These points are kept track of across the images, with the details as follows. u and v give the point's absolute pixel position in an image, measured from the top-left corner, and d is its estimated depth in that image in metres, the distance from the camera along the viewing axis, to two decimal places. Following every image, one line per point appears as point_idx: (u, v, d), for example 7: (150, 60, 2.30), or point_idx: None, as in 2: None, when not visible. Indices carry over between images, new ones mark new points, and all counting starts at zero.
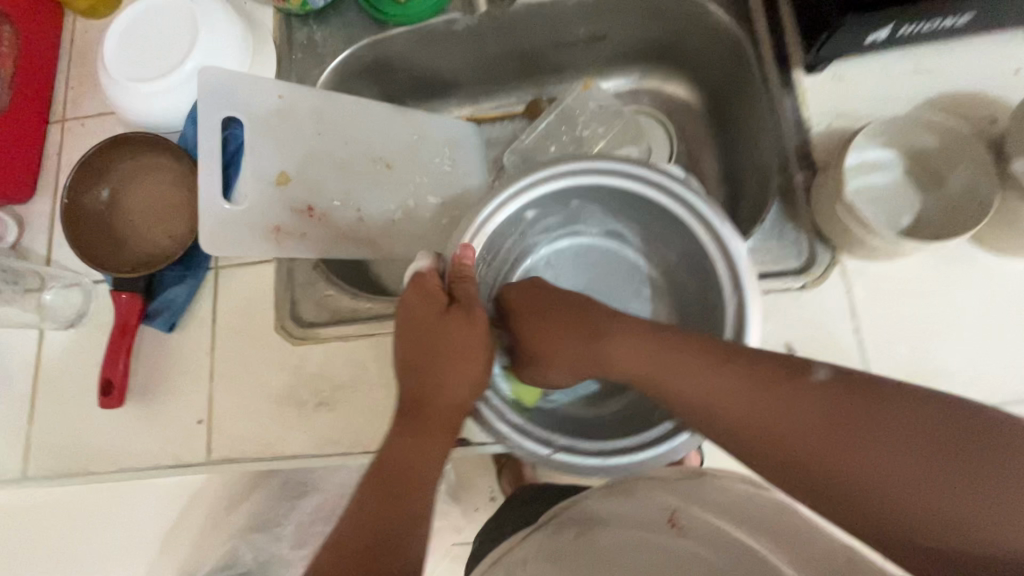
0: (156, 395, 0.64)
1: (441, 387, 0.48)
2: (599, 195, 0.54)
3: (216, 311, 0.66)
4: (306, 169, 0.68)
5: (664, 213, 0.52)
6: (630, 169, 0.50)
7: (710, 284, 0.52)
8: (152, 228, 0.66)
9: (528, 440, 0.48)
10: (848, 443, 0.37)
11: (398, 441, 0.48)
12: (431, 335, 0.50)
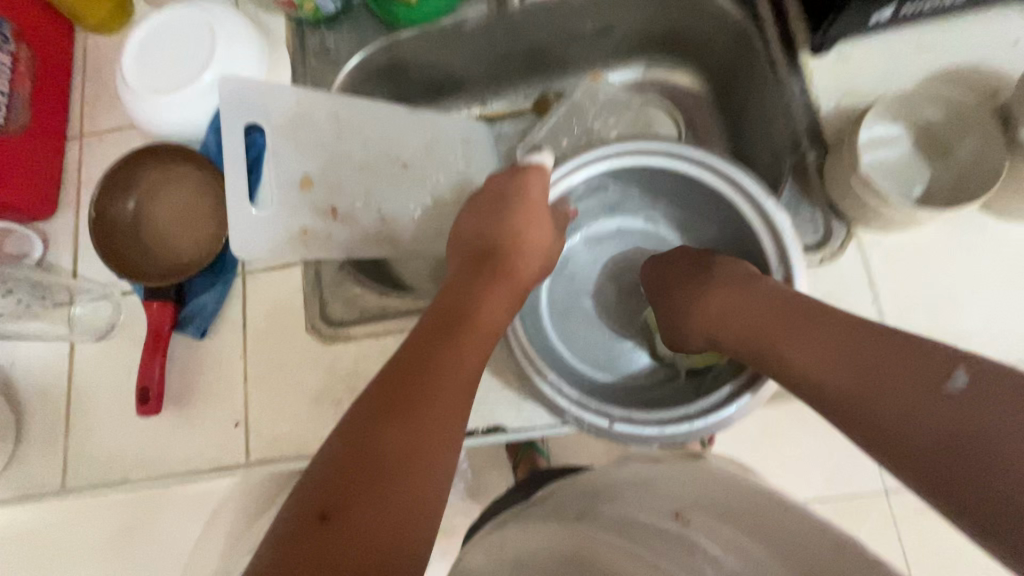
0: (192, 400, 0.65)
1: (457, 335, 0.45)
2: (640, 178, 0.58)
3: (247, 316, 0.67)
4: (327, 171, 0.69)
5: (705, 190, 0.55)
6: (670, 151, 0.54)
7: (753, 254, 0.55)
8: (179, 236, 0.67)
9: (586, 412, 0.50)
10: (873, 392, 0.41)
11: (420, 350, 0.44)
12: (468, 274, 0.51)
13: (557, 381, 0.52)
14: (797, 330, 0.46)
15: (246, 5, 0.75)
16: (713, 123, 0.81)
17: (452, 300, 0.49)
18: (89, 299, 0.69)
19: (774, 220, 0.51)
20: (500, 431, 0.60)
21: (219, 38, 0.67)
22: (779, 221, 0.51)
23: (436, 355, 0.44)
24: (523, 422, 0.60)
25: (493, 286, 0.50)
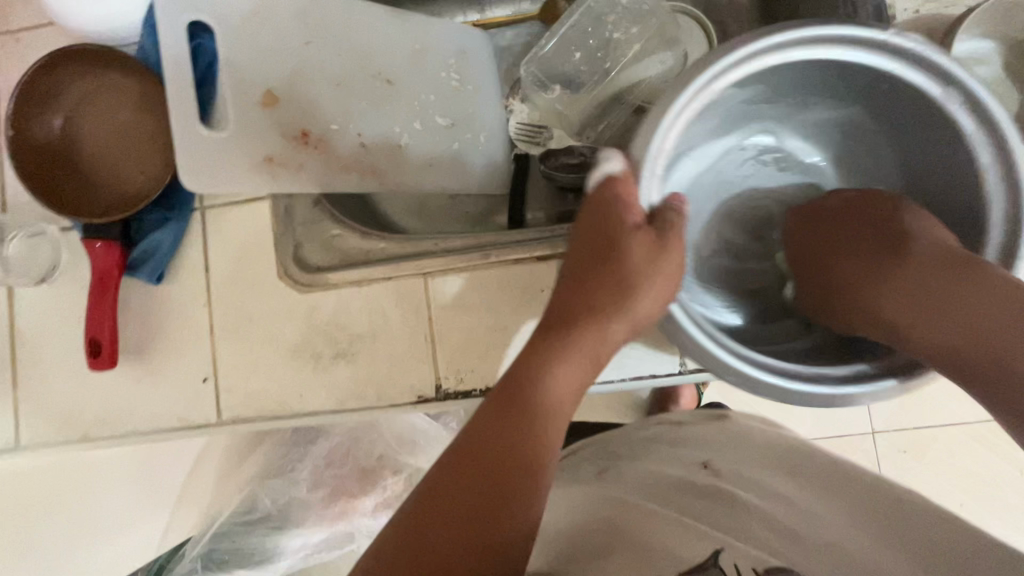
0: (153, 352, 0.58)
1: (532, 396, 0.38)
2: (762, 75, 0.44)
3: (208, 258, 0.58)
4: (294, 86, 0.57)
5: (903, 89, 0.42)
6: (837, 34, 0.39)
7: (952, 166, 0.43)
8: (117, 163, 0.57)
9: (792, 382, 0.39)
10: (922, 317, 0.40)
11: (486, 424, 0.37)
12: (568, 308, 0.41)
13: (739, 348, 0.39)
14: (903, 271, 0.42)
15: None
16: (750, 38, 0.69)
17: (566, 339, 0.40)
18: (22, 237, 0.59)
19: (999, 117, 0.39)
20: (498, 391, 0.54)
21: None
22: (1012, 130, 0.39)
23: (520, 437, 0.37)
24: None
25: (575, 349, 0.40)
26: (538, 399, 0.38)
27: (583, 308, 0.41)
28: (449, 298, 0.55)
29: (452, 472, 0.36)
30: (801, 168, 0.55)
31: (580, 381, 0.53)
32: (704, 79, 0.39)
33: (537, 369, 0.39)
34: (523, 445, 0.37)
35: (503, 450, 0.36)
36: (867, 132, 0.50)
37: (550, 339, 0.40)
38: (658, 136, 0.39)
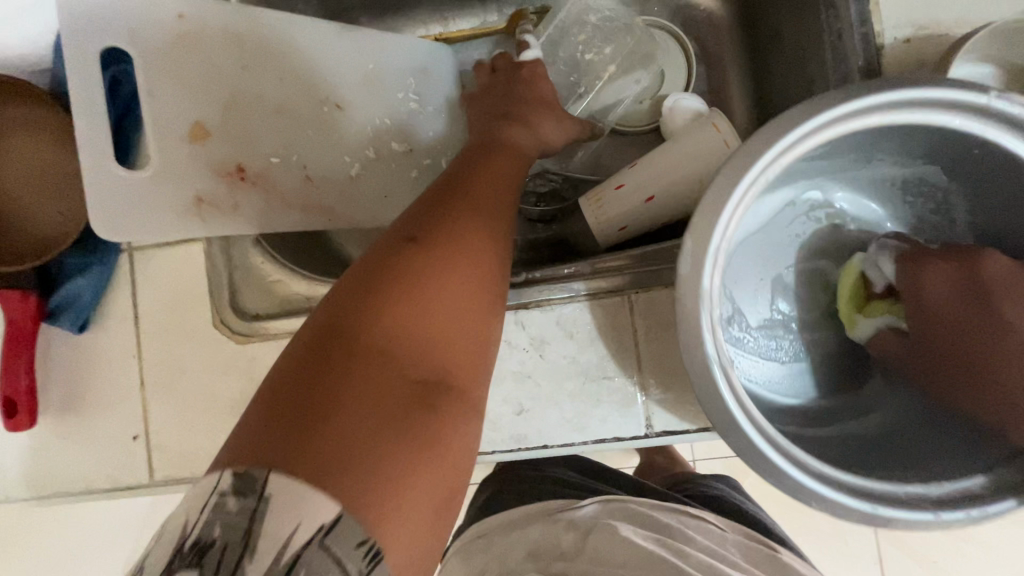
0: (78, 408, 0.53)
1: (413, 286, 0.33)
2: (831, 145, 0.39)
3: (136, 305, 0.53)
4: (229, 114, 0.52)
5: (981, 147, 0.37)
6: (909, 100, 0.35)
7: None
8: (28, 205, 0.52)
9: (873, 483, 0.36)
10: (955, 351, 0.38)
11: (296, 375, 0.29)
12: (403, 249, 0.34)
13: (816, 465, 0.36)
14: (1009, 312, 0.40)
15: None
16: (734, 57, 0.64)
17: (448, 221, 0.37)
18: None
19: None
20: None
21: None
22: None
23: (408, 309, 0.32)
24: (481, 445, 0.49)
25: (406, 290, 0.32)
26: (371, 321, 0.31)
27: (414, 247, 0.34)
28: None
29: (251, 434, 0.28)
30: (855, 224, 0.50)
31: (539, 443, 0.49)
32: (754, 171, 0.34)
33: (365, 310, 0.31)
34: (352, 394, 0.29)
35: (392, 317, 0.32)
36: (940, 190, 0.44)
37: (382, 290, 0.32)
38: (714, 238, 0.34)
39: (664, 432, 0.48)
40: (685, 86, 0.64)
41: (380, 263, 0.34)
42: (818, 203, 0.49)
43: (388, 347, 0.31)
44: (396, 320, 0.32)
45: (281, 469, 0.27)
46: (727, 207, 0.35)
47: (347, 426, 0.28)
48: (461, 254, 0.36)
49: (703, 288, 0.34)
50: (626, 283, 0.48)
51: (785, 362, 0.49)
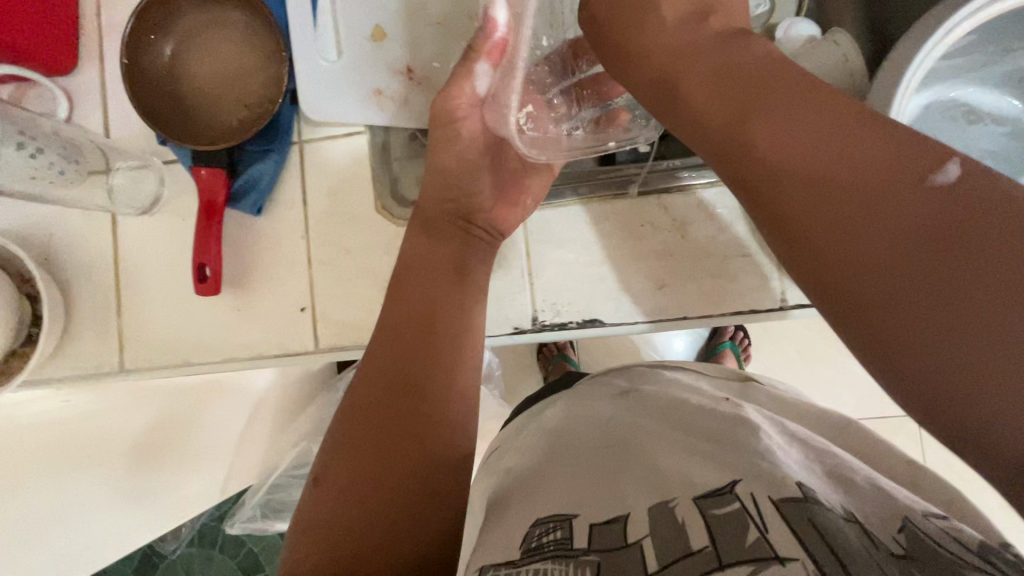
0: (252, 282, 0.59)
1: (428, 273, 0.47)
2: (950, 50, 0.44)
3: (307, 192, 0.59)
4: (402, 19, 0.57)
5: None
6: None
7: None
8: (223, 96, 0.58)
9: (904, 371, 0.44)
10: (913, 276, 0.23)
11: (335, 451, 0.40)
12: (427, 271, 0.47)
13: None
14: None
15: None
16: None
17: (692, 90, 0.32)
18: (127, 167, 0.61)
19: None
20: (594, 323, 0.55)
21: None
22: None
23: (435, 299, 0.45)
24: (624, 316, 0.54)
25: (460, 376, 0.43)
26: (432, 410, 0.41)
27: (448, 326, 0.44)
28: (546, 232, 0.55)
29: (335, 470, 0.39)
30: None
31: (676, 315, 0.54)
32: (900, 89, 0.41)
33: (433, 400, 0.41)
34: (428, 447, 0.40)
35: (420, 305, 0.45)
36: None
37: (436, 378, 0.42)
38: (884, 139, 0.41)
39: (796, 306, 0.52)
40: (798, 14, 0.68)
41: (406, 333, 0.43)
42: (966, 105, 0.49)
43: (431, 316, 0.44)
44: (421, 306, 0.45)
45: (351, 464, 0.39)
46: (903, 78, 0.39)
47: (416, 373, 0.42)
48: (425, 260, 0.47)
49: None
50: None
51: None
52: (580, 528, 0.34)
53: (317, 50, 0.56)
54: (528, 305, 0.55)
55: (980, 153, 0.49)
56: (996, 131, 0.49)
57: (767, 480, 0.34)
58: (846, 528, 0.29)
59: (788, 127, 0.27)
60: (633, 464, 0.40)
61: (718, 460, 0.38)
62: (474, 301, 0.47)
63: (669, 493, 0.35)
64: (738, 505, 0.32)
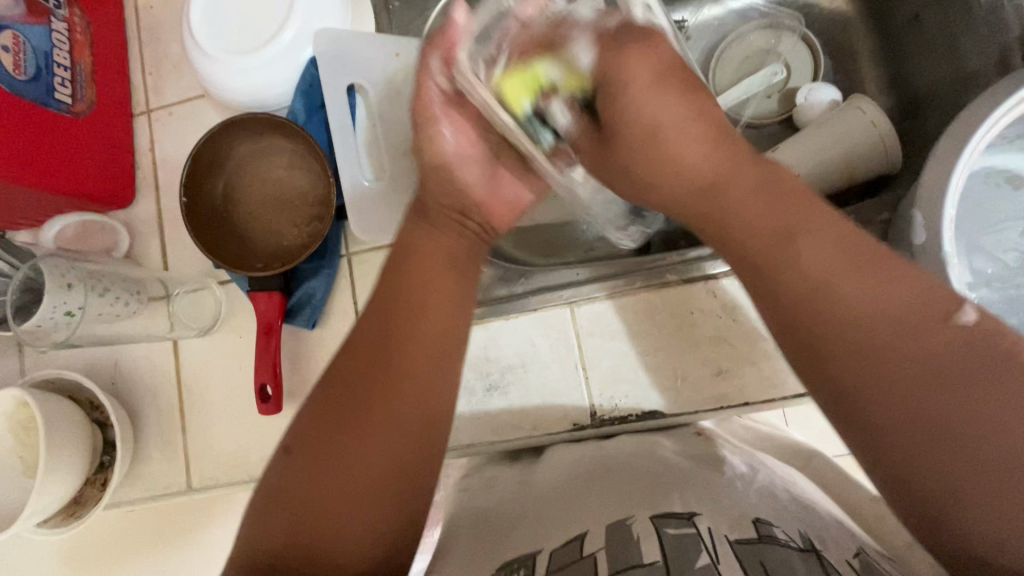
0: (310, 395, 0.60)
1: (418, 259, 0.44)
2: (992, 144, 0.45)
3: (358, 303, 0.61)
4: None
5: None
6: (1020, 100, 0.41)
7: None
8: (276, 221, 0.60)
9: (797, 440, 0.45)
10: (935, 406, 0.31)
11: (307, 433, 0.38)
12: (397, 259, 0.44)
13: None
14: None
15: None
16: (863, 45, 0.68)
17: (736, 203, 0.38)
18: (183, 292, 0.64)
19: None
20: (654, 415, 0.54)
21: None
22: None
23: (420, 285, 0.42)
24: (683, 405, 0.54)
25: (439, 343, 0.41)
26: (410, 384, 0.39)
27: (422, 302, 0.41)
28: (595, 324, 0.56)
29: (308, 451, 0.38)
30: None
31: (738, 402, 0.53)
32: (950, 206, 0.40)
33: (415, 374, 0.39)
34: (416, 416, 0.39)
35: (408, 295, 0.42)
36: None
37: (415, 350, 0.40)
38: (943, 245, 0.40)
39: None
40: (815, 77, 0.69)
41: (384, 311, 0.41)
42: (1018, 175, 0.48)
43: (420, 310, 0.41)
44: (411, 296, 0.42)
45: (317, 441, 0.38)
46: (956, 168, 0.40)
47: (390, 347, 0.40)
48: (421, 247, 0.45)
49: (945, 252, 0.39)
50: None
51: None
52: (541, 558, 0.37)
53: (358, 172, 0.59)
54: (584, 400, 0.55)
55: None
56: None
57: (724, 514, 0.38)
58: (797, 562, 0.33)
59: (828, 268, 0.35)
60: (602, 489, 0.43)
61: (679, 495, 0.40)
62: (453, 307, 0.42)
63: (629, 513, 0.39)
64: (694, 529, 0.35)
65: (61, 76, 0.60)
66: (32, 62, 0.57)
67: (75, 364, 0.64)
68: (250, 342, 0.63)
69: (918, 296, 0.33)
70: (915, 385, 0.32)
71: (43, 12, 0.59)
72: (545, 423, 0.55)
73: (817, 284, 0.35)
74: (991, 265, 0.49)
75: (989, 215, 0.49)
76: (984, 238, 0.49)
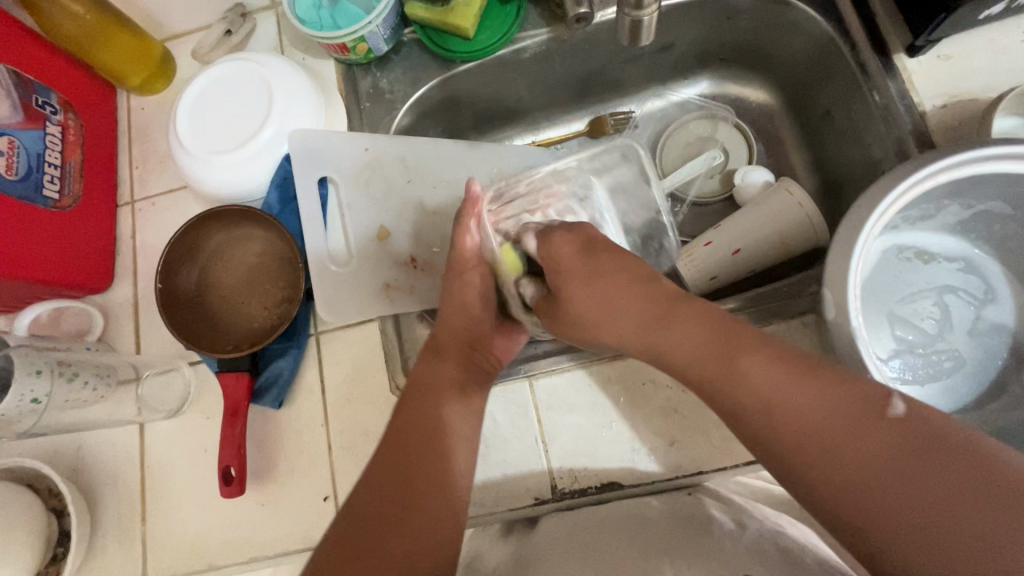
0: (275, 475, 0.60)
1: (439, 392, 0.51)
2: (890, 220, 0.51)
3: (324, 380, 0.62)
4: (402, 219, 0.68)
5: (981, 181, 0.47)
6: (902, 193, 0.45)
7: None
8: (247, 304, 0.63)
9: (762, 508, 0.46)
10: (922, 495, 0.33)
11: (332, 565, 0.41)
12: (411, 388, 0.52)
13: None
14: None
15: (292, 50, 0.72)
16: (789, 133, 0.76)
17: (677, 345, 0.44)
18: (153, 374, 0.65)
19: None
20: (614, 486, 0.55)
21: (280, 92, 0.65)
22: None
23: (440, 420, 0.50)
24: (642, 475, 0.55)
25: (444, 457, 0.48)
26: (427, 496, 0.45)
27: (433, 423, 0.49)
28: (553, 396, 0.58)
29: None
30: (965, 262, 0.54)
31: (694, 469, 0.54)
32: (853, 280, 0.43)
33: (432, 487, 0.46)
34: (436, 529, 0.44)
35: (428, 431, 0.49)
36: (998, 218, 0.50)
37: (428, 464, 0.47)
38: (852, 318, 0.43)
39: None
40: (749, 159, 0.77)
41: (401, 438, 0.48)
42: (912, 251, 0.54)
43: (429, 429, 0.49)
44: (435, 430, 0.49)
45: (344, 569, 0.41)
46: (856, 249, 0.44)
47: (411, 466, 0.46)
48: (436, 379, 0.52)
49: (853, 325, 0.43)
50: (751, 317, 0.57)
51: (939, 387, 0.52)
52: None
53: (330, 257, 0.65)
54: (546, 473, 0.56)
55: (940, 288, 0.54)
56: (950, 268, 0.54)
57: None
58: None
59: (778, 390, 0.39)
60: (594, 564, 0.43)
61: (671, 556, 0.42)
62: (467, 441, 0.50)
63: None
64: None
65: (51, 173, 0.64)
66: (24, 162, 0.61)
67: (36, 450, 0.63)
68: (216, 422, 0.63)
69: (856, 396, 0.37)
70: (894, 479, 0.34)
71: (40, 117, 0.63)
72: (509, 498, 0.56)
73: (772, 408, 0.39)
74: (890, 332, 0.54)
75: (888, 282, 0.55)
76: (879, 305, 0.54)
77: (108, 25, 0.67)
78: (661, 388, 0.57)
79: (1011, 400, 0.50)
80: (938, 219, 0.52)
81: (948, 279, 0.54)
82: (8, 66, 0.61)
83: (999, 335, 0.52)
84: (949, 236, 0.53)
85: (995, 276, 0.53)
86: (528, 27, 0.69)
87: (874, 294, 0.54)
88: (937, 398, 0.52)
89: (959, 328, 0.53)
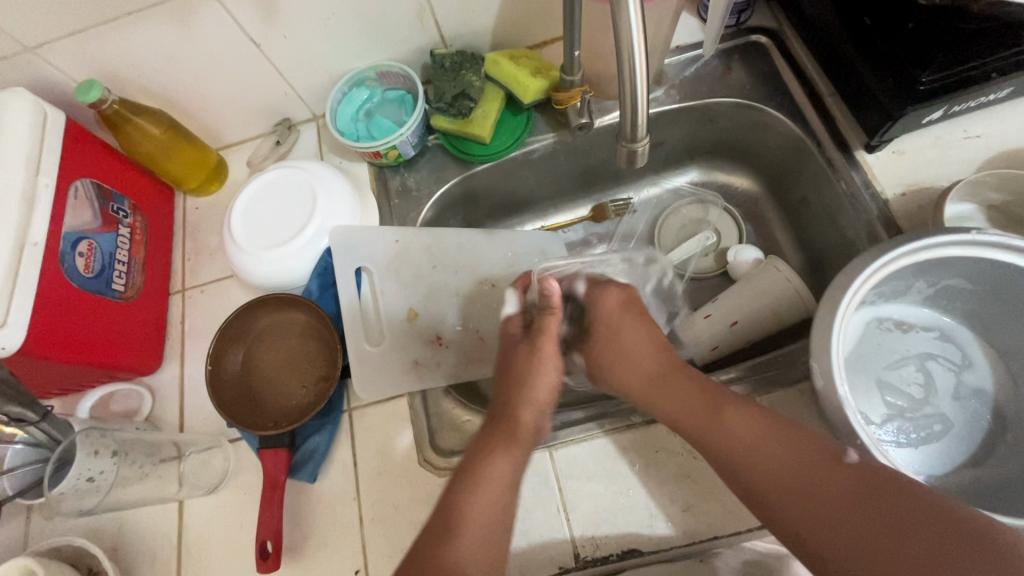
0: (308, 550, 0.63)
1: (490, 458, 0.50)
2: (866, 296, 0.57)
3: (356, 453, 0.66)
4: (428, 302, 0.75)
5: (941, 264, 0.53)
6: (873, 275, 0.51)
7: None
8: (287, 384, 0.69)
9: None
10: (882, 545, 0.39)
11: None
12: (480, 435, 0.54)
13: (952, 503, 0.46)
14: None
15: (330, 155, 0.83)
16: (773, 215, 0.84)
17: (670, 398, 0.52)
18: (195, 451, 0.69)
19: None
20: (635, 553, 0.58)
21: (323, 194, 0.74)
22: None
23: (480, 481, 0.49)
24: (660, 543, 0.57)
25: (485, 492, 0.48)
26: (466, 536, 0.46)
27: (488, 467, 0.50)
28: (572, 466, 0.62)
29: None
30: (939, 330, 0.60)
31: (713, 535, 0.57)
32: (839, 354, 0.49)
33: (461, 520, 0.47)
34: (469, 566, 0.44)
35: (455, 524, 0.46)
36: (960, 293, 0.57)
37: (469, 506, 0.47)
38: (840, 389, 0.48)
39: None
40: (739, 238, 0.85)
41: (454, 475, 0.51)
42: (889, 322, 0.61)
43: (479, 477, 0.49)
44: (472, 501, 0.48)
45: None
46: (835, 325, 0.50)
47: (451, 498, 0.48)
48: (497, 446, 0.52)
49: (840, 394, 0.48)
50: (752, 386, 0.62)
51: (929, 450, 0.56)
52: None
53: (363, 338, 0.72)
54: (569, 542, 0.59)
55: (921, 355, 0.60)
56: (927, 337, 0.60)
57: None
58: None
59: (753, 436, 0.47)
60: None
61: None
62: (494, 533, 0.47)
63: None
64: None
65: (119, 269, 0.72)
66: (99, 261, 0.69)
67: (80, 530, 0.66)
68: (253, 497, 0.67)
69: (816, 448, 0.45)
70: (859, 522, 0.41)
71: (114, 221, 0.72)
72: (532, 568, 0.58)
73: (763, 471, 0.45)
74: (877, 398, 0.59)
75: (870, 351, 0.60)
76: (864, 373, 0.60)
77: (176, 141, 0.77)
78: (675, 455, 0.61)
79: (998, 461, 0.54)
80: (909, 294, 0.59)
81: (925, 347, 0.60)
82: (93, 180, 0.70)
83: (983, 399, 0.57)
84: (919, 308, 0.60)
85: (969, 343, 0.59)
86: (537, 132, 0.80)
87: (861, 362, 0.60)
88: (929, 459, 0.56)
89: (941, 392, 0.58)
